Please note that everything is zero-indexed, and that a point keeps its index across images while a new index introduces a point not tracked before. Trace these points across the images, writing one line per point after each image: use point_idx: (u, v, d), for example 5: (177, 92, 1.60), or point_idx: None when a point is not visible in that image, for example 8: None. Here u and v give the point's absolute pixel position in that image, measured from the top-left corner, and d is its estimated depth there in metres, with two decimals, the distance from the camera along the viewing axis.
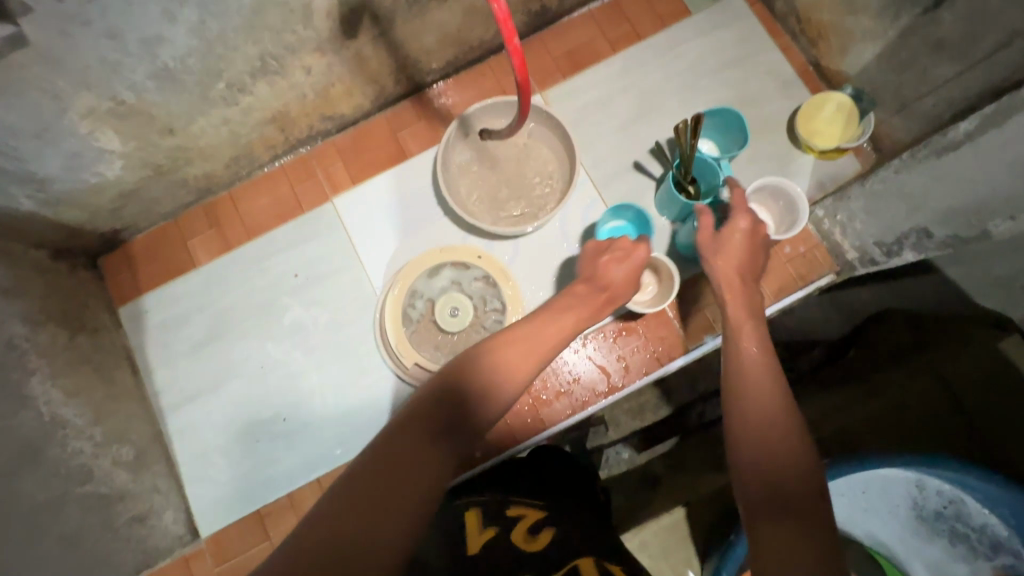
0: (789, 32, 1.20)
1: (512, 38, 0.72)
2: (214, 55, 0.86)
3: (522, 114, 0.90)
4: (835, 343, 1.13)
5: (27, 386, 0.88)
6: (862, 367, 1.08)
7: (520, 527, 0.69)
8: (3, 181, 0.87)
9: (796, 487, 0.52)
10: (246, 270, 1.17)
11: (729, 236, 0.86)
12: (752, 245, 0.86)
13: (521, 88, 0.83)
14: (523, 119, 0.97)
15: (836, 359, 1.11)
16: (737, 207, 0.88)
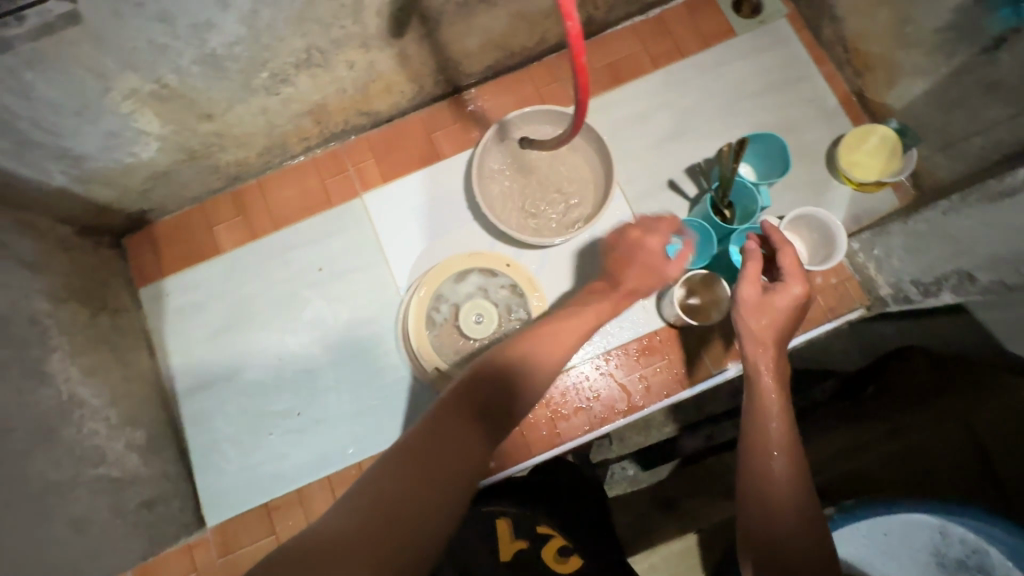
0: (834, 60, 1.19)
1: (580, 54, 0.68)
2: (260, 45, 0.84)
3: (573, 130, 0.85)
4: (847, 377, 1.16)
5: (47, 365, 0.87)
6: (875, 404, 1.09)
7: (553, 547, 0.90)
8: (38, 154, 0.86)
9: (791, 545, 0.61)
10: (270, 261, 1.16)
11: (774, 295, 0.80)
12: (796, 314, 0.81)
13: (578, 112, 0.80)
14: (571, 136, 0.93)
15: (847, 391, 1.13)
16: (790, 273, 0.82)
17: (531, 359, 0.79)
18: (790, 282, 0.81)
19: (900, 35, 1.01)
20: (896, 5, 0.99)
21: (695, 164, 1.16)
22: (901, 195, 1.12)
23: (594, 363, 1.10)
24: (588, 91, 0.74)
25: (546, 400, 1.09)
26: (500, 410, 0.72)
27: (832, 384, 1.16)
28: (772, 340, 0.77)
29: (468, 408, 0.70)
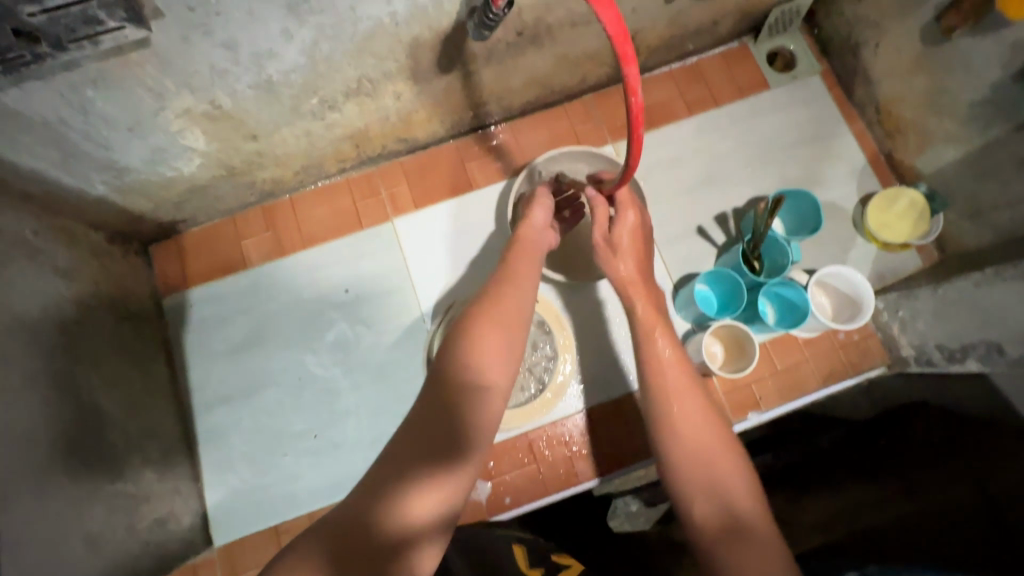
0: (865, 120, 1.22)
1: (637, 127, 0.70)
2: (315, 74, 0.86)
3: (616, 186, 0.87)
4: (857, 426, 1.03)
5: (74, 374, 0.86)
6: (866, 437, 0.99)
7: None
8: (83, 165, 0.87)
9: (737, 488, 0.60)
10: (296, 279, 1.16)
11: (616, 234, 0.84)
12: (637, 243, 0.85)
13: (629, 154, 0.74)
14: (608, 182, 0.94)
15: (856, 440, 0.99)
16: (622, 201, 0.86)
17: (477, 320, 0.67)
18: (623, 212, 0.85)
19: (935, 104, 1.04)
20: (933, 75, 1.02)
21: (725, 213, 1.18)
22: (925, 256, 1.14)
23: (615, 404, 1.10)
24: (642, 138, 0.71)
25: (566, 438, 1.09)
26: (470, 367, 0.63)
27: (840, 432, 1.03)
28: (636, 285, 0.80)
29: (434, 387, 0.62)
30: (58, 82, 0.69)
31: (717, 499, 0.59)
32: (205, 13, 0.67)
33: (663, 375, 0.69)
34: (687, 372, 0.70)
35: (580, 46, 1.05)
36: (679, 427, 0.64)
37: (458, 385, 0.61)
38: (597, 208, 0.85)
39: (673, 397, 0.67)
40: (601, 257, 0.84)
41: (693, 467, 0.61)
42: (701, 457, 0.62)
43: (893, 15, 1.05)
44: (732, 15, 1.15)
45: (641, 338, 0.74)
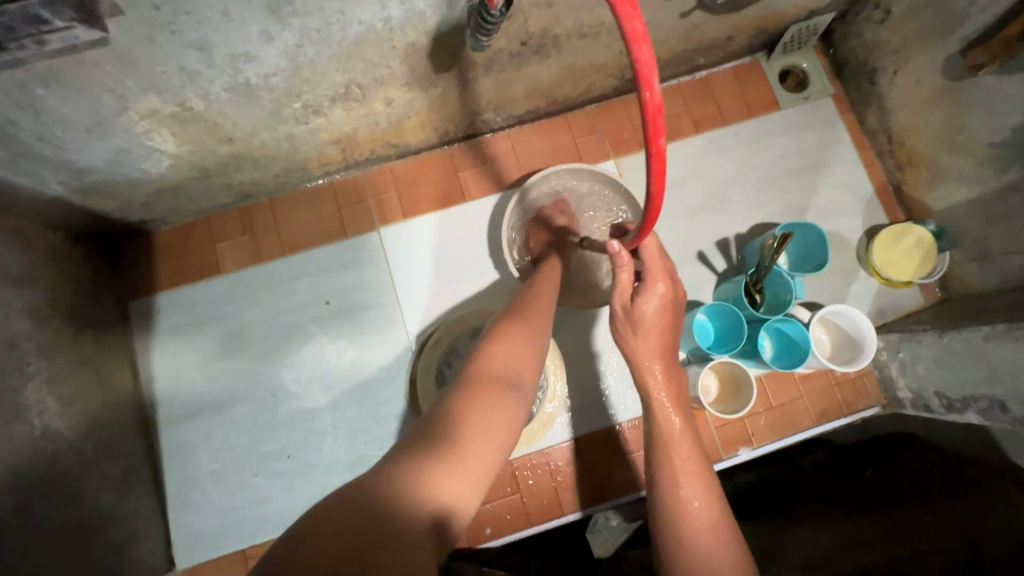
0: (875, 148, 1.18)
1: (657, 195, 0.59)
2: (299, 78, 0.78)
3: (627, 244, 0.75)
4: (837, 451, 1.08)
5: (23, 393, 0.79)
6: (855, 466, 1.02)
7: None
8: (37, 165, 0.79)
9: None
10: (274, 289, 1.10)
11: (640, 304, 0.76)
12: (669, 316, 0.77)
13: (645, 222, 0.66)
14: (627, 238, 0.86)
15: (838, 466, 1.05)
16: (650, 270, 0.77)
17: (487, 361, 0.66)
18: (653, 281, 0.77)
19: (951, 140, 1.00)
20: (953, 110, 0.98)
21: (728, 239, 1.14)
22: (927, 295, 1.11)
23: (603, 433, 1.07)
24: (661, 205, 0.61)
25: (551, 468, 1.05)
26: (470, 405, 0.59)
27: (822, 457, 1.08)
28: (657, 362, 0.75)
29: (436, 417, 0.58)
30: (1, 80, 0.61)
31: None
32: (172, 12, 0.59)
33: (673, 455, 0.69)
34: (698, 453, 0.69)
35: (587, 57, 0.99)
36: (684, 514, 0.64)
37: (483, 395, 0.60)
38: (622, 278, 0.76)
39: (679, 483, 0.66)
40: (616, 322, 0.78)
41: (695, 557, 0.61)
42: (705, 547, 0.61)
43: (916, 43, 1.01)
44: (748, 31, 1.09)
45: (654, 411, 0.73)
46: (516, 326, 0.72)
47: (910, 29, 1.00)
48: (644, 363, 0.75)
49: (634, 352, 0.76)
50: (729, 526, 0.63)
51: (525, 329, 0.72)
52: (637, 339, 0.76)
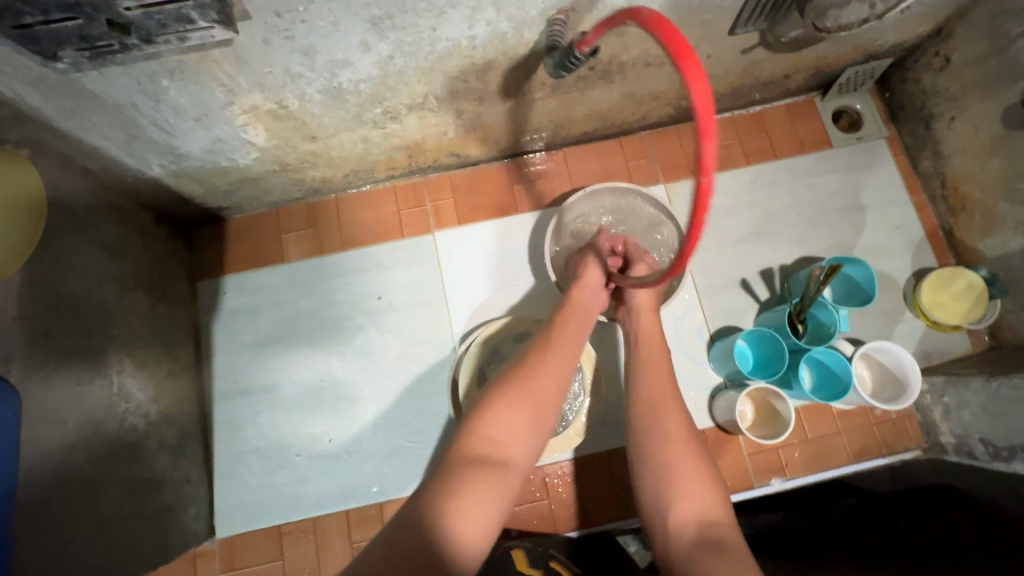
0: (928, 192, 1.18)
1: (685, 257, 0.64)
2: (385, 86, 0.85)
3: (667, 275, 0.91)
4: (871, 499, 0.99)
5: (106, 352, 0.86)
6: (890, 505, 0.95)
7: None
8: (144, 147, 0.88)
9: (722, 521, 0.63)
10: (332, 280, 1.16)
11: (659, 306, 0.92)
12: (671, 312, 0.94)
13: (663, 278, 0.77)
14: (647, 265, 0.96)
15: (869, 514, 0.94)
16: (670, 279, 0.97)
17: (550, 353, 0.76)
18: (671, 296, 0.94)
19: (1008, 188, 1.00)
20: (1011, 158, 0.99)
21: (772, 269, 1.16)
22: (975, 341, 1.10)
23: None
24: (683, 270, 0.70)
25: (583, 478, 1.07)
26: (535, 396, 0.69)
27: (854, 504, 0.98)
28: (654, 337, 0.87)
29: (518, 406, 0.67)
30: (136, 69, 0.70)
31: (701, 530, 0.62)
32: (290, 19, 0.67)
33: (661, 422, 0.72)
34: (687, 421, 0.73)
35: (649, 86, 1.04)
36: (671, 467, 0.67)
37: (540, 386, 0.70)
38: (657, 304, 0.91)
39: (670, 446, 0.70)
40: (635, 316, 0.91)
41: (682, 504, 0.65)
42: (691, 495, 0.65)
43: (974, 92, 1.02)
44: (805, 71, 1.13)
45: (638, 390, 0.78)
46: (535, 358, 0.74)
47: (970, 78, 1.02)
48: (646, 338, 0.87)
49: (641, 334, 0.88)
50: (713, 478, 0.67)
51: (544, 356, 0.74)
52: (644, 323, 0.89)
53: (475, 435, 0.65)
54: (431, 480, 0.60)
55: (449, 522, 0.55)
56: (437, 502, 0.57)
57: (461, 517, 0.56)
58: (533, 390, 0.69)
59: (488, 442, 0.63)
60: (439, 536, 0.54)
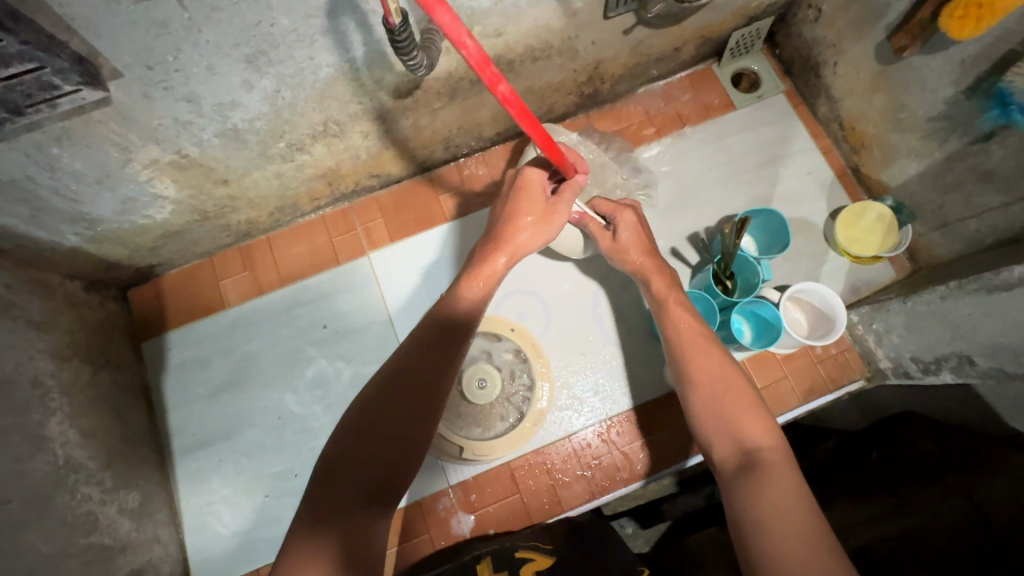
0: (831, 136, 1.24)
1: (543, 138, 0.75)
2: (281, 119, 0.88)
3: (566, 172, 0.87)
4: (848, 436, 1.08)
5: (46, 427, 0.86)
6: (864, 442, 1.03)
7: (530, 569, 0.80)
8: (54, 219, 0.88)
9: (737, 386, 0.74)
10: (276, 318, 1.17)
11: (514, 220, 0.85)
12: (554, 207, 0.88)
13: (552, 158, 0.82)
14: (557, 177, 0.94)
15: (848, 453, 1.04)
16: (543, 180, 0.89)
17: (412, 380, 0.67)
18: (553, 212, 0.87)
19: (895, 119, 1.06)
20: (891, 92, 1.04)
21: (698, 233, 1.20)
22: (898, 268, 1.14)
23: (597, 429, 1.09)
24: (569, 166, 0.85)
25: (547, 467, 1.07)
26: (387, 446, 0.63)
27: (833, 446, 1.08)
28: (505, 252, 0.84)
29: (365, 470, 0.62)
30: (21, 143, 0.71)
31: (742, 454, 0.67)
32: (163, 70, 0.69)
33: (700, 364, 0.79)
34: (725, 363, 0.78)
35: (545, 79, 1.08)
36: (720, 397, 0.74)
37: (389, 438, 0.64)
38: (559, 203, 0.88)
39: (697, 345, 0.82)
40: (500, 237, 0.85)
41: (731, 433, 0.70)
42: (744, 422, 0.70)
43: (849, 36, 1.08)
44: (693, 41, 1.18)
45: (676, 340, 0.84)
46: (399, 395, 0.66)
47: (842, 23, 1.08)
48: (489, 258, 0.83)
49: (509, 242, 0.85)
50: (757, 408, 0.71)
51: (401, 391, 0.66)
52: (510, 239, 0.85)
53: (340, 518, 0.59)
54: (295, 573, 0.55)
55: None
56: None
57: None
58: (402, 441, 0.64)
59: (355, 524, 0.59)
60: None
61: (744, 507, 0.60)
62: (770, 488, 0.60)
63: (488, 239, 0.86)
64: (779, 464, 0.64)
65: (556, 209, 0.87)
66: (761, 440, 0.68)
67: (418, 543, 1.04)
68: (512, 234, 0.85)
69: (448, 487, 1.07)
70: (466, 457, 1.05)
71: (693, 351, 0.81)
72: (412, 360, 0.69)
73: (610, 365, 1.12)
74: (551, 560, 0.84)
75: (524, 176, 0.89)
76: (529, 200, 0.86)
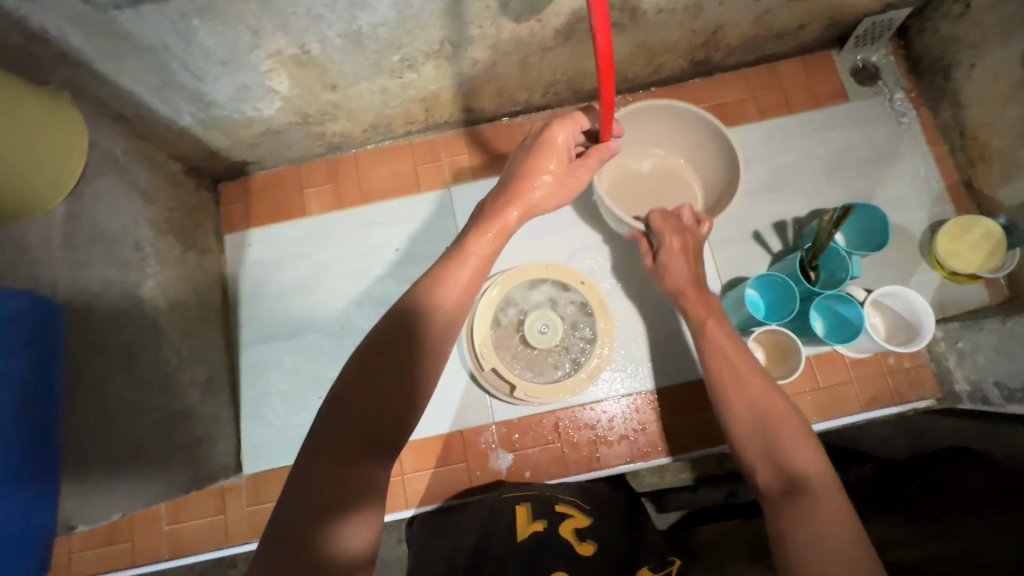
0: (946, 144, 1.17)
1: (608, 83, 0.70)
2: (402, 30, 0.88)
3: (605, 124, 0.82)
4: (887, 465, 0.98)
5: (142, 288, 0.92)
6: (906, 469, 0.93)
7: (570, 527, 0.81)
8: (175, 94, 0.92)
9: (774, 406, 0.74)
10: (353, 233, 1.20)
11: (532, 178, 0.85)
12: (564, 164, 0.87)
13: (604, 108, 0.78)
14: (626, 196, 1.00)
15: (886, 479, 0.94)
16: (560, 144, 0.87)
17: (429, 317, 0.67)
18: (569, 176, 0.87)
19: None
20: None
21: (785, 221, 1.16)
22: (995, 292, 1.08)
23: (647, 395, 1.09)
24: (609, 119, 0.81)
25: (592, 423, 1.09)
26: (392, 366, 0.62)
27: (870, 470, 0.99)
28: (525, 205, 0.84)
29: (366, 382, 0.61)
30: (169, 8, 0.74)
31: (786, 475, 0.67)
32: None
33: (739, 385, 0.79)
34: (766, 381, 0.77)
35: (661, 36, 1.05)
36: (764, 415, 0.74)
37: (390, 357, 0.62)
38: (579, 169, 0.88)
39: (737, 364, 0.82)
40: (515, 192, 0.84)
41: (773, 456, 0.70)
42: (792, 448, 0.69)
43: (994, 37, 1.01)
44: (821, 21, 1.12)
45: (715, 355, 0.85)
46: (413, 324, 0.66)
47: (989, 23, 1.01)
48: (505, 209, 0.82)
49: (527, 196, 0.84)
50: (804, 430, 0.71)
51: (413, 321, 0.66)
52: (529, 194, 0.84)
53: (341, 419, 0.59)
54: (306, 460, 0.57)
55: (323, 500, 0.55)
56: (307, 485, 0.56)
57: (336, 486, 0.56)
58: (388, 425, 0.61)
59: (351, 429, 0.58)
60: (320, 506, 0.55)
61: (784, 532, 0.62)
62: (810, 519, 0.61)
63: (501, 194, 0.85)
64: (827, 492, 0.64)
65: (577, 170, 0.87)
66: (808, 463, 0.67)
67: (454, 470, 1.08)
68: (526, 189, 0.84)
69: (493, 423, 1.09)
70: (516, 396, 1.04)
71: (730, 370, 0.82)
72: (403, 328, 0.65)
73: (671, 337, 1.11)
74: (589, 521, 0.84)
75: (548, 135, 0.86)
76: (550, 158, 0.85)
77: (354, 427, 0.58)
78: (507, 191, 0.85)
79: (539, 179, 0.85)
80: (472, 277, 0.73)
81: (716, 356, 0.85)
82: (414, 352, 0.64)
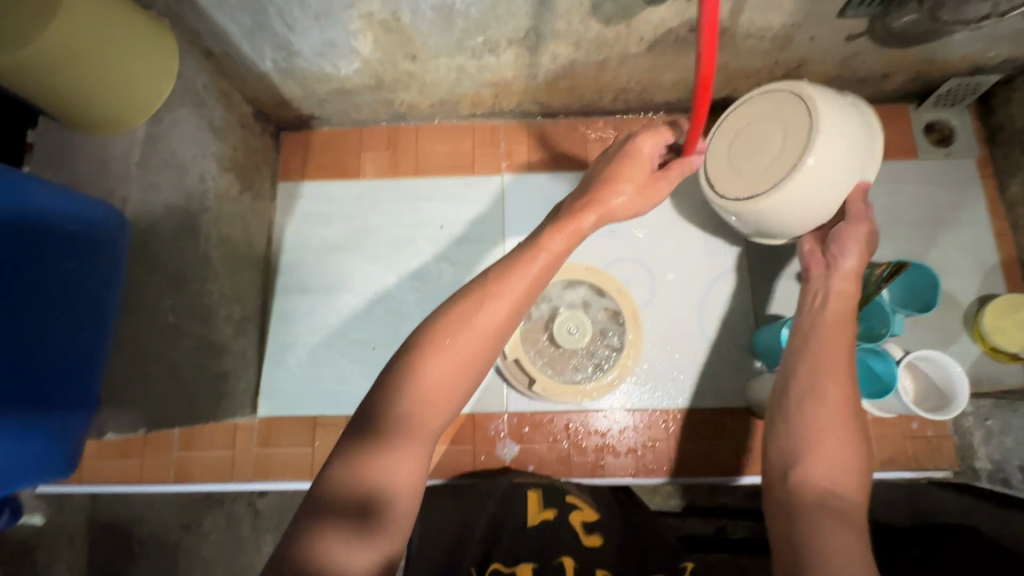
0: (1010, 219, 1.15)
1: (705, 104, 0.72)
2: (494, 13, 0.89)
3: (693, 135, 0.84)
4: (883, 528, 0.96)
5: (201, 219, 0.95)
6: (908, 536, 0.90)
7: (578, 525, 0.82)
8: (263, 38, 0.94)
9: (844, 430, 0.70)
10: (403, 202, 1.22)
11: (609, 185, 0.87)
12: (649, 177, 0.89)
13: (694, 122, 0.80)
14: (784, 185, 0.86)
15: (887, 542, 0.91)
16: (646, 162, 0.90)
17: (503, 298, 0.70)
18: (650, 189, 0.89)
19: None
20: None
21: None
22: None
23: (661, 413, 1.10)
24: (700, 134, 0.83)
25: (601, 430, 1.09)
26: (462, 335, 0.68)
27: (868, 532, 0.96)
28: (602, 209, 0.84)
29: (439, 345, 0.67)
30: None
31: (824, 491, 0.65)
32: None
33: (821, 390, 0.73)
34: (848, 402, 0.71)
35: (742, 61, 1.05)
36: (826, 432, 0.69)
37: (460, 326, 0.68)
38: (659, 183, 0.90)
39: (825, 371, 0.75)
40: (595, 195, 0.85)
41: (828, 469, 0.67)
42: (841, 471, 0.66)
43: None
44: (906, 73, 1.10)
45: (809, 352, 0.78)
46: (488, 301, 0.70)
47: None
48: (583, 209, 0.83)
49: (605, 201, 0.85)
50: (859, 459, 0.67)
51: (488, 298, 0.70)
52: (608, 199, 0.85)
53: (411, 374, 0.65)
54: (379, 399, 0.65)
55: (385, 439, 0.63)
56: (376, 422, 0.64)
57: (397, 429, 0.63)
58: (437, 401, 0.66)
59: (417, 384, 0.65)
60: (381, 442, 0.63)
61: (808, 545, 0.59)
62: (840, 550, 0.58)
63: (578, 197, 0.86)
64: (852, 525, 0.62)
65: (656, 184, 0.89)
66: (849, 490, 0.65)
67: (460, 451, 1.09)
68: (605, 196, 0.85)
69: (506, 412, 1.10)
70: (534, 390, 1.05)
71: (817, 371, 0.75)
72: (476, 302, 0.70)
73: (694, 360, 1.12)
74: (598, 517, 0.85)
75: (636, 146, 0.90)
76: (632, 168, 0.88)
77: (420, 383, 0.65)
78: (586, 194, 0.86)
79: (619, 185, 0.87)
80: (542, 270, 0.74)
81: (811, 354, 0.77)
82: (481, 327, 0.68)
